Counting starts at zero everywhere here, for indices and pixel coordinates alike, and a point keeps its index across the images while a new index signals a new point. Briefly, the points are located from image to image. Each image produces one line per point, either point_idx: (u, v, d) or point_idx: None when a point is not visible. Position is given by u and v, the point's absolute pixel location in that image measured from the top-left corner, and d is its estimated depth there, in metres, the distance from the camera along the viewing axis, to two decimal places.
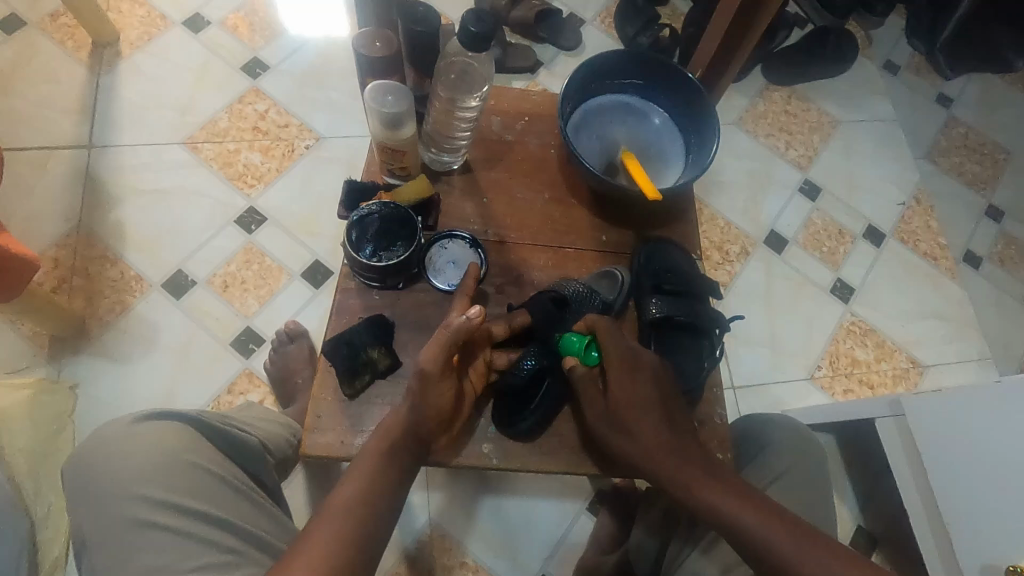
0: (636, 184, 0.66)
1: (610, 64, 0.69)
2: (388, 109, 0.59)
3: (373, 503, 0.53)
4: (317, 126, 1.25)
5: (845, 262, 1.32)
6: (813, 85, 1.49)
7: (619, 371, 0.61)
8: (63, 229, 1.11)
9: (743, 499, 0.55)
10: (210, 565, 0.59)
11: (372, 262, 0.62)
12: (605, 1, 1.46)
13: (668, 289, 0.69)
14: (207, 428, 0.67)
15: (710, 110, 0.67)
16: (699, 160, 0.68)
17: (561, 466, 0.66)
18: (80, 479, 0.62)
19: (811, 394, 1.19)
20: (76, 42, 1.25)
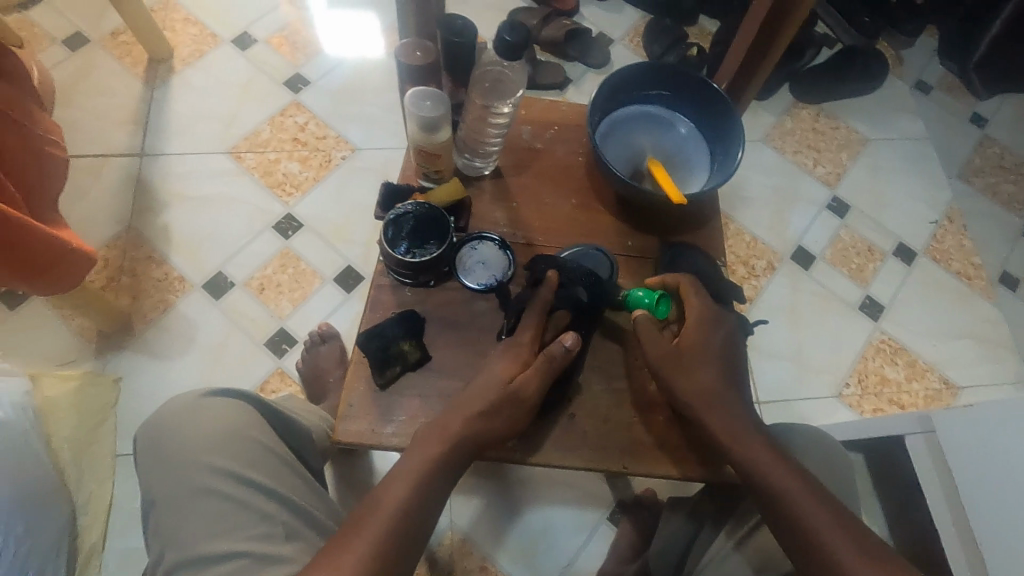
0: (662, 189, 0.68)
1: (637, 75, 0.72)
2: (426, 113, 0.63)
3: (411, 518, 0.56)
4: (353, 138, 1.30)
5: (874, 279, 1.31)
6: (842, 103, 1.49)
7: (695, 328, 0.66)
8: (113, 231, 1.18)
9: (787, 468, 0.60)
10: (264, 535, 0.61)
11: (406, 258, 0.65)
12: (633, 21, 1.50)
13: (689, 291, 0.70)
14: (266, 408, 0.71)
15: (735, 118, 0.69)
16: (724, 167, 0.69)
17: (580, 462, 0.66)
18: (152, 443, 0.66)
19: (838, 412, 1.18)
20: (133, 58, 1.33)
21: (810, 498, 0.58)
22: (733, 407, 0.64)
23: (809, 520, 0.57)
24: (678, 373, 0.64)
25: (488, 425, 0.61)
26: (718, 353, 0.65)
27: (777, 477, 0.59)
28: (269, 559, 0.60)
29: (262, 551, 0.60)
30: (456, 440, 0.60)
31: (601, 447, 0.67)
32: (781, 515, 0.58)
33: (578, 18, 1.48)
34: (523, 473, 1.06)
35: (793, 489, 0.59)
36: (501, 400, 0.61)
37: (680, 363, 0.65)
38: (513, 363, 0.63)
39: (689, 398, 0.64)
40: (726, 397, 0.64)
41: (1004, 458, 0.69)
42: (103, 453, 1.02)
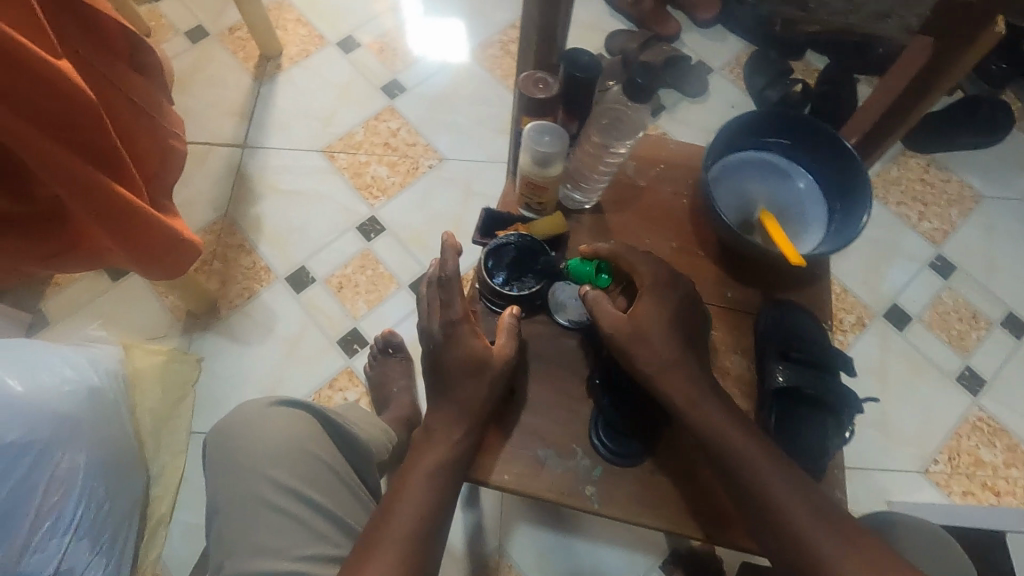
0: (774, 244, 0.64)
1: (760, 121, 0.69)
2: (542, 147, 0.62)
3: (430, 517, 0.58)
4: (441, 148, 1.32)
5: (976, 350, 1.20)
6: (957, 155, 1.39)
7: (647, 295, 0.63)
8: (211, 216, 1.24)
9: (751, 440, 0.58)
10: (317, 556, 0.63)
11: (503, 290, 0.66)
12: (735, 52, 1.45)
13: (797, 357, 0.64)
14: (330, 424, 0.72)
15: (862, 177, 0.65)
16: (843, 228, 0.65)
17: (658, 522, 0.62)
18: (218, 448, 0.68)
19: (922, 490, 1.09)
20: (246, 53, 1.40)
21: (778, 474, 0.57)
22: (692, 374, 0.61)
23: (780, 496, 0.56)
24: (636, 340, 0.61)
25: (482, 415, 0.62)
26: (675, 316, 0.63)
27: (747, 454, 0.58)
28: None
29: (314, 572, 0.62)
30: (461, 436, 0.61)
31: (681, 510, 0.63)
32: (751, 493, 0.57)
33: (678, 44, 1.45)
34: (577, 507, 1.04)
35: (758, 463, 0.57)
36: (481, 372, 0.62)
37: (636, 333, 0.62)
38: (472, 341, 0.62)
39: (652, 366, 0.61)
40: (687, 365, 0.61)
41: None
42: (179, 428, 1.07)
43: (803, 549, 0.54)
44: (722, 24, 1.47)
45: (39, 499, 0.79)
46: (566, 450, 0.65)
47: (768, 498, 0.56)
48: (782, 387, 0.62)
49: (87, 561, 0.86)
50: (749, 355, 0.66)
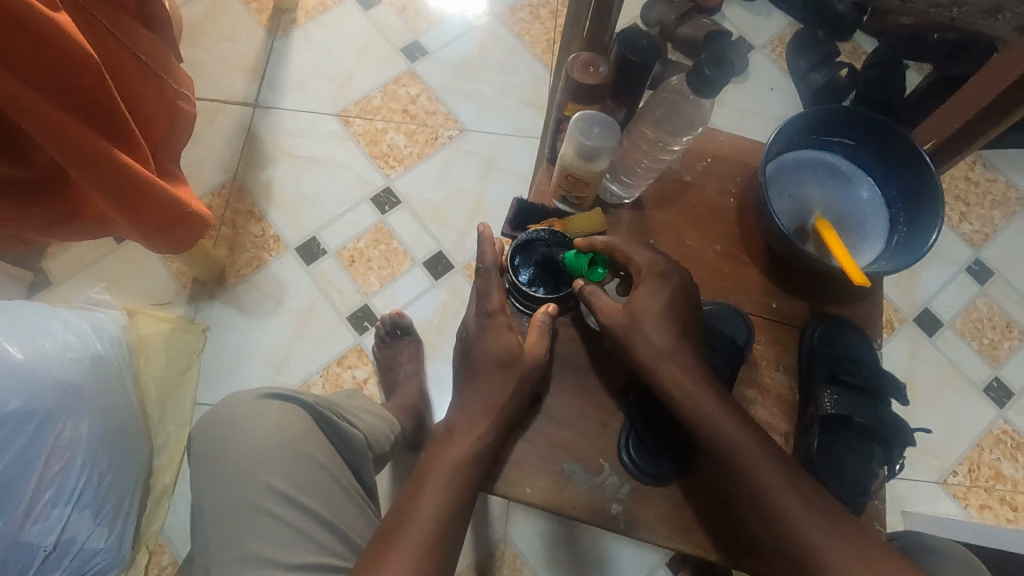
0: (831, 255, 0.59)
1: (826, 119, 0.63)
2: (592, 141, 0.56)
3: (451, 512, 0.55)
4: (463, 118, 1.25)
5: (1008, 360, 1.16)
6: (1007, 153, 1.31)
7: (646, 280, 0.59)
8: (220, 179, 1.19)
9: (749, 434, 0.55)
10: (309, 562, 0.62)
11: (530, 292, 0.63)
12: (779, 30, 1.36)
13: (846, 381, 0.61)
14: (319, 419, 0.70)
15: (934, 187, 0.60)
16: (908, 243, 0.60)
17: (684, 546, 0.60)
18: (205, 445, 0.66)
19: (941, 502, 1.06)
20: (260, 5, 1.32)
21: (774, 468, 0.54)
22: (689, 364, 0.57)
23: (774, 493, 0.53)
24: (632, 331, 0.58)
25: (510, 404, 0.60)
26: (676, 303, 0.59)
27: (744, 450, 0.55)
28: None
29: None
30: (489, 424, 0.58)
31: (710, 536, 0.60)
32: (757, 501, 0.54)
33: (719, 17, 1.35)
34: None
35: (758, 463, 0.54)
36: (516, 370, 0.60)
37: (631, 324, 0.58)
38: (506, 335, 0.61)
39: (649, 356, 0.58)
40: (687, 357, 0.58)
41: None
42: (183, 399, 1.04)
43: (799, 545, 0.52)
44: None
45: (40, 471, 0.77)
46: (592, 465, 0.62)
47: (764, 493, 0.53)
48: (830, 414, 0.60)
49: (88, 532, 0.85)
50: (794, 376, 0.62)
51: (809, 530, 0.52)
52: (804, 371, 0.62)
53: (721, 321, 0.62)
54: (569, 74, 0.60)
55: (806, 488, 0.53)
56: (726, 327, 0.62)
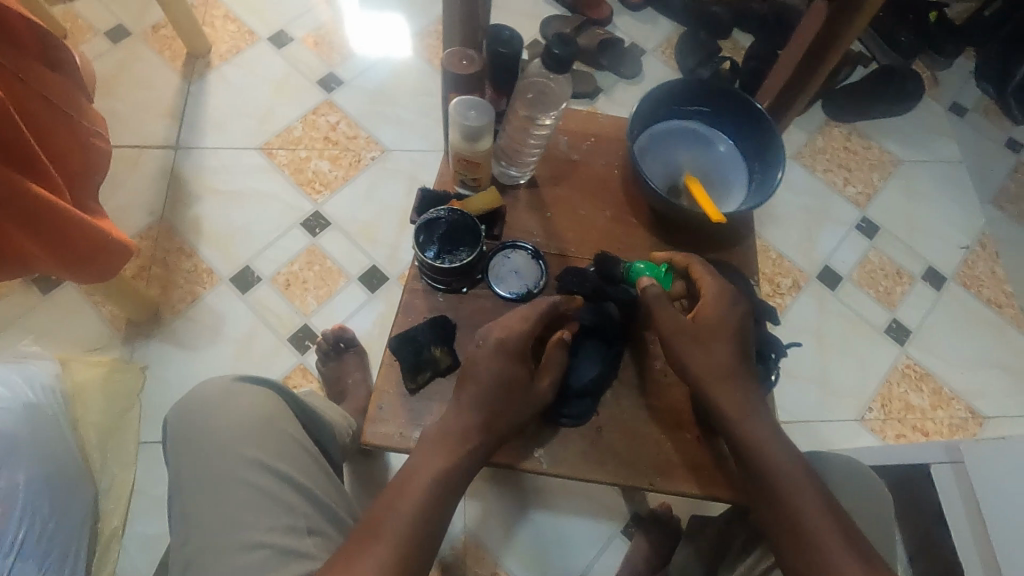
0: (699, 206, 0.68)
1: (680, 91, 0.72)
2: (469, 122, 0.62)
3: (425, 524, 0.54)
4: (383, 139, 1.31)
5: (902, 303, 1.29)
6: (876, 124, 1.48)
7: (709, 297, 0.66)
8: (146, 221, 1.20)
9: (788, 452, 0.60)
10: (286, 528, 0.61)
11: (436, 264, 0.65)
12: (666, 33, 1.49)
13: (727, 310, 0.68)
14: (293, 400, 0.71)
15: (777, 138, 0.69)
16: (762, 187, 0.69)
17: (606, 476, 0.65)
18: (181, 427, 0.66)
19: (860, 437, 1.16)
20: (172, 52, 1.36)
21: (808, 485, 0.58)
22: (745, 385, 0.63)
23: (799, 504, 0.57)
24: (695, 347, 0.64)
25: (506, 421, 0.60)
26: (737, 333, 0.65)
27: (783, 467, 0.59)
28: (292, 552, 0.59)
29: (283, 544, 0.59)
30: (470, 439, 0.59)
31: (629, 463, 0.66)
32: (778, 508, 0.58)
33: (611, 27, 1.48)
34: (539, 482, 1.07)
35: (788, 479, 0.59)
36: (517, 388, 0.61)
37: (697, 335, 0.64)
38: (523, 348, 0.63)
39: (704, 373, 0.63)
40: (736, 378, 0.63)
41: None
42: (127, 440, 1.04)
43: (815, 558, 0.55)
44: (652, 7, 1.51)
45: None
46: None
47: (794, 505, 0.57)
48: None
49: None
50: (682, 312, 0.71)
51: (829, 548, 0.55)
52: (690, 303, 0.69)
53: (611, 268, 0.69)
54: (445, 70, 0.67)
55: (834, 511, 0.57)
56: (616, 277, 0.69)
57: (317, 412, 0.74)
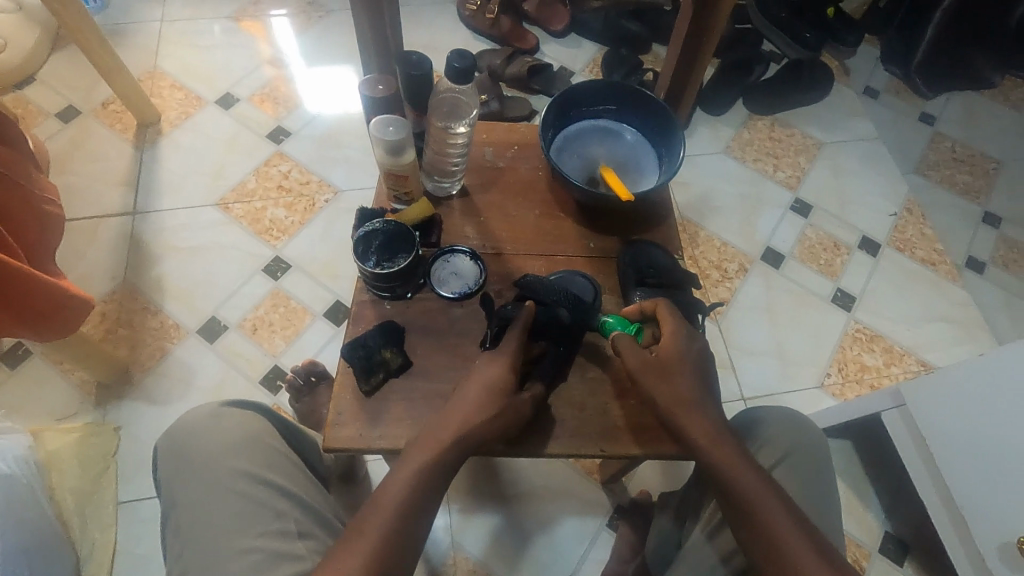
0: (613, 190, 0.78)
1: (586, 95, 0.85)
2: (390, 138, 0.71)
3: (406, 526, 0.56)
4: (335, 181, 1.37)
5: (844, 272, 1.36)
6: (795, 113, 1.59)
7: (675, 337, 0.69)
8: (110, 286, 1.23)
9: (759, 477, 0.61)
10: (279, 532, 0.62)
11: (377, 271, 0.72)
12: (591, 54, 1.60)
13: (652, 282, 0.77)
14: (276, 418, 0.74)
15: (672, 122, 0.82)
16: (670, 165, 0.81)
17: (559, 450, 0.71)
18: (170, 450, 0.67)
19: (822, 401, 1.21)
20: (123, 124, 1.41)
21: (785, 513, 0.59)
22: (712, 417, 0.65)
23: (768, 519, 0.59)
24: (658, 380, 0.67)
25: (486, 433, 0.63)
26: (696, 368, 0.68)
27: (755, 491, 0.60)
28: (284, 554, 0.61)
29: (278, 547, 0.61)
30: (455, 449, 0.61)
31: (578, 433, 0.72)
32: (747, 521, 0.60)
33: (539, 55, 1.58)
34: (521, 487, 1.09)
35: (757, 494, 0.60)
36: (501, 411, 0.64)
37: (663, 369, 0.67)
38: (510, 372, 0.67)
39: (671, 406, 0.66)
40: (700, 406, 0.66)
41: (972, 425, 0.77)
42: (105, 501, 1.04)
43: (784, 569, 0.57)
44: (575, 32, 1.62)
45: None
46: None
47: (771, 531, 0.58)
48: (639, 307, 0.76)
49: None
50: (616, 293, 0.79)
51: (795, 558, 0.57)
52: (619, 280, 0.79)
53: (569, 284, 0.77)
54: (364, 98, 0.77)
55: (801, 522, 0.59)
56: (575, 289, 0.77)
57: (300, 428, 0.76)
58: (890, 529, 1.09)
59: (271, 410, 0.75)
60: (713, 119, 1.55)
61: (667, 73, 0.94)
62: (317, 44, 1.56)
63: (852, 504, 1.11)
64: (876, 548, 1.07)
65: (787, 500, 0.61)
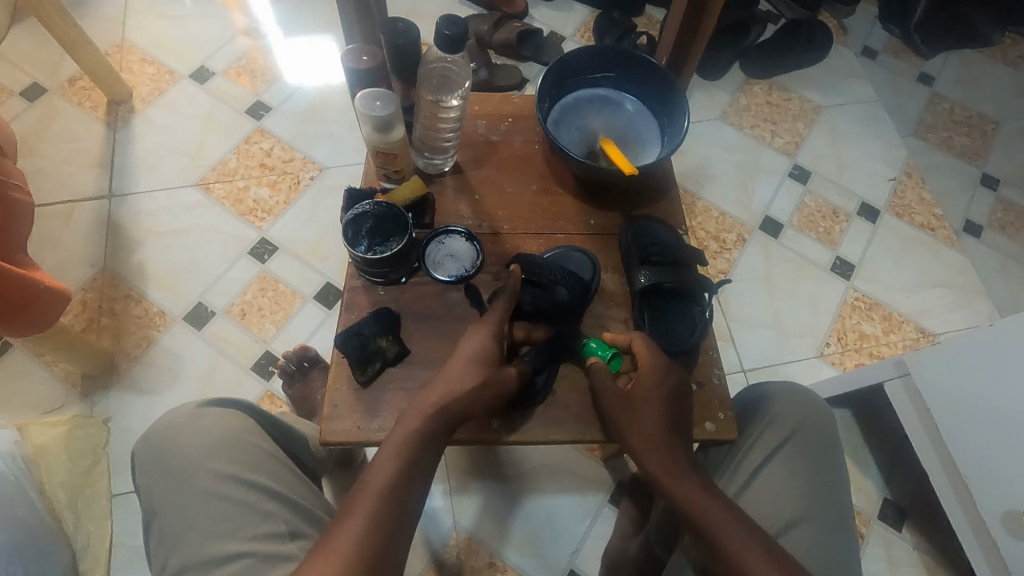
0: (614, 164, 0.75)
1: (583, 63, 0.80)
2: (377, 113, 0.67)
3: (398, 506, 0.54)
4: (320, 158, 1.32)
5: (843, 240, 1.34)
6: (793, 76, 1.54)
7: (648, 375, 0.66)
8: (88, 274, 1.18)
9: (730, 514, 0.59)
10: (268, 533, 0.60)
11: (369, 256, 0.68)
12: (583, 17, 1.53)
13: (656, 260, 0.74)
14: (261, 416, 0.71)
15: (675, 90, 0.78)
16: (673, 137, 0.78)
17: (564, 435, 0.70)
18: (148, 457, 0.65)
19: (821, 371, 1.21)
20: (93, 102, 1.34)
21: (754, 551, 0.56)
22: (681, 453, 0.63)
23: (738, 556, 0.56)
24: (627, 418, 0.65)
25: (466, 399, 0.62)
26: (670, 401, 0.65)
27: (731, 535, 0.57)
28: (275, 557, 0.59)
29: (267, 550, 0.59)
30: (438, 418, 0.60)
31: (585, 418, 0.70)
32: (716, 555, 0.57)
33: (528, 20, 1.51)
34: (521, 467, 1.08)
35: (727, 530, 0.57)
36: (487, 379, 0.64)
37: (633, 405, 0.65)
38: (492, 343, 0.66)
39: (639, 441, 0.64)
40: (668, 442, 0.64)
41: (978, 397, 0.76)
42: (97, 495, 1.01)
43: None
44: None
45: None
46: None
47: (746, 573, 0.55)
48: (646, 288, 0.73)
49: None
50: (619, 272, 0.77)
51: None
52: (624, 260, 0.76)
53: (571, 262, 0.75)
54: (348, 70, 0.72)
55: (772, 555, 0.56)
56: (572, 265, 0.75)
57: (287, 424, 0.74)
58: (889, 495, 1.10)
59: (255, 406, 0.72)
60: (708, 85, 1.51)
61: (669, 38, 0.89)
62: (294, 12, 1.48)
63: (852, 473, 1.12)
64: (876, 516, 1.08)
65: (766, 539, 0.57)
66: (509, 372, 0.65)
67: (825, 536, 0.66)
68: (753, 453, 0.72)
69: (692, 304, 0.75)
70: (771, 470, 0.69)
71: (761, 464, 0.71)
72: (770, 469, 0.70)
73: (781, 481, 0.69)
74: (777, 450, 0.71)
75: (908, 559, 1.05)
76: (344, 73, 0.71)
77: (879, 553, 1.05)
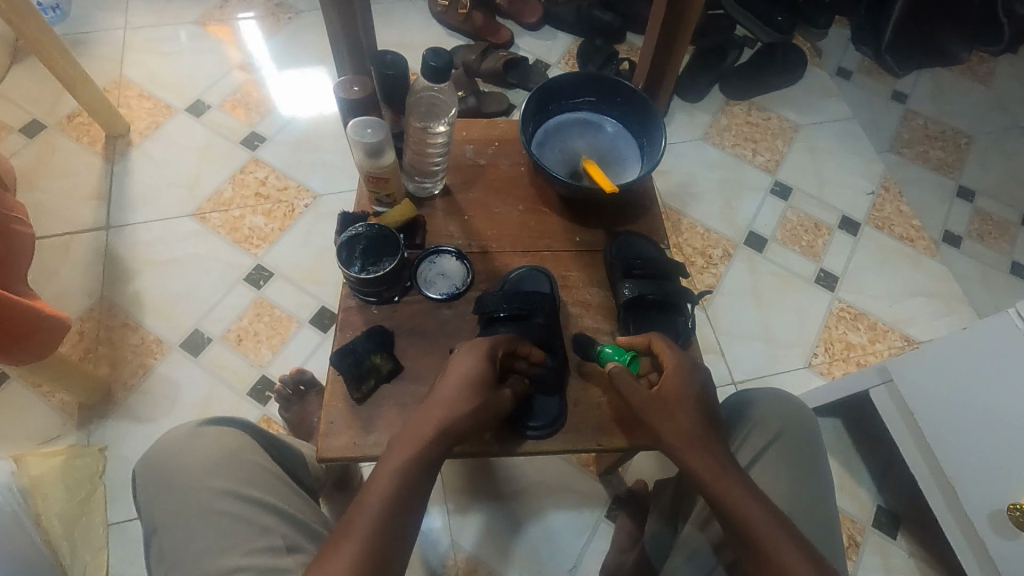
0: (596, 182, 0.78)
1: (564, 89, 0.84)
2: (368, 140, 0.70)
3: (395, 524, 0.56)
4: (314, 186, 1.35)
5: (826, 252, 1.38)
6: (771, 96, 1.59)
7: (675, 375, 0.67)
8: (86, 304, 1.20)
9: (767, 511, 0.60)
10: (266, 548, 0.61)
11: (362, 276, 0.71)
12: (567, 45, 1.59)
13: (639, 273, 0.77)
14: (258, 434, 0.72)
15: (652, 112, 0.82)
16: (651, 157, 0.81)
17: (559, 444, 0.71)
18: (149, 477, 0.66)
19: (810, 381, 1.23)
20: (91, 137, 1.37)
21: (785, 536, 0.58)
22: (713, 447, 0.64)
23: (764, 541, 0.58)
24: (660, 415, 0.66)
25: (468, 420, 0.63)
26: (698, 398, 0.67)
27: (763, 525, 0.59)
28: (273, 570, 0.59)
29: (266, 563, 0.60)
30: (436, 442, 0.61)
31: (576, 427, 0.72)
32: (746, 543, 0.60)
33: (514, 49, 1.57)
34: (517, 484, 1.08)
35: (752, 521, 0.59)
36: (484, 403, 0.64)
37: (664, 404, 0.66)
38: (486, 368, 0.65)
39: (673, 437, 0.65)
40: (700, 435, 0.65)
41: (959, 397, 0.78)
42: (94, 524, 1.01)
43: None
44: (548, 24, 1.60)
45: None
46: None
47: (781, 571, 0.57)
48: (630, 299, 0.75)
49: None
50: (605, 286, 0.79)
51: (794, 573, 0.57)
52: (607, 273, 0.79)
53: (528, 282, 0.77)
54: (340, 99, 0.76)
55: (799, 539, 0.59)
56: (528, 286, 0.76)
57: (285, 443, 0.75)
58: (882, 503, 1.11)
59: (252, 425, 0.73)
60: (689, 106, 1.56)
61: (644, 62, 0.93)
62: (287, 47, 1.53)
63: (845, 481, 1.13)
64: (871, 524, 1.09)
65: (792, 529, 0.60)
66: (503, 394, 0.66)
67: (812, 533, 0.68)
68: (741, 452, 0.74)
69: (674, 313, 0.78)
70: (758, 469, 0.71)
71: (751, 463, 0.72)
72: (758, 468, 0.72)
73: (767, 480, 0.70)
74: (765, 450, 0.73)
75: (905, 566, 1.06)
76: (336, 104, 0.75)
77: (875, 560, 1.06)
